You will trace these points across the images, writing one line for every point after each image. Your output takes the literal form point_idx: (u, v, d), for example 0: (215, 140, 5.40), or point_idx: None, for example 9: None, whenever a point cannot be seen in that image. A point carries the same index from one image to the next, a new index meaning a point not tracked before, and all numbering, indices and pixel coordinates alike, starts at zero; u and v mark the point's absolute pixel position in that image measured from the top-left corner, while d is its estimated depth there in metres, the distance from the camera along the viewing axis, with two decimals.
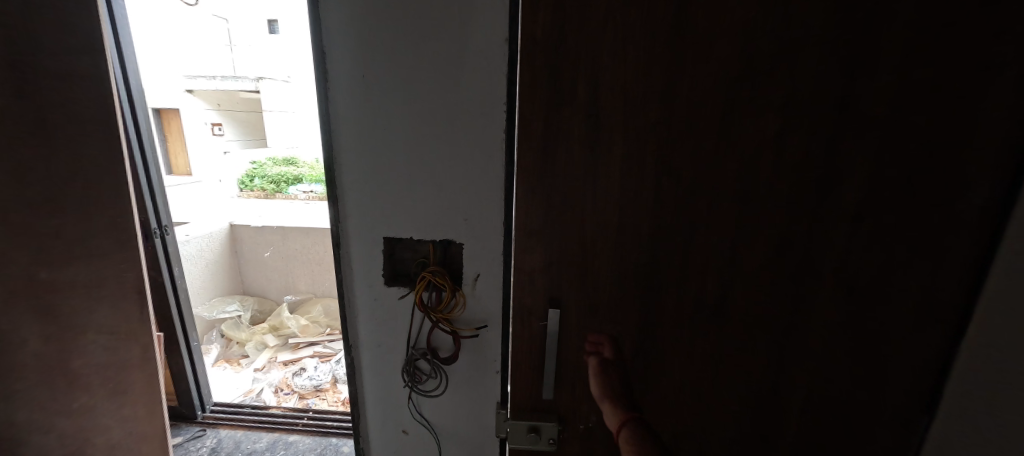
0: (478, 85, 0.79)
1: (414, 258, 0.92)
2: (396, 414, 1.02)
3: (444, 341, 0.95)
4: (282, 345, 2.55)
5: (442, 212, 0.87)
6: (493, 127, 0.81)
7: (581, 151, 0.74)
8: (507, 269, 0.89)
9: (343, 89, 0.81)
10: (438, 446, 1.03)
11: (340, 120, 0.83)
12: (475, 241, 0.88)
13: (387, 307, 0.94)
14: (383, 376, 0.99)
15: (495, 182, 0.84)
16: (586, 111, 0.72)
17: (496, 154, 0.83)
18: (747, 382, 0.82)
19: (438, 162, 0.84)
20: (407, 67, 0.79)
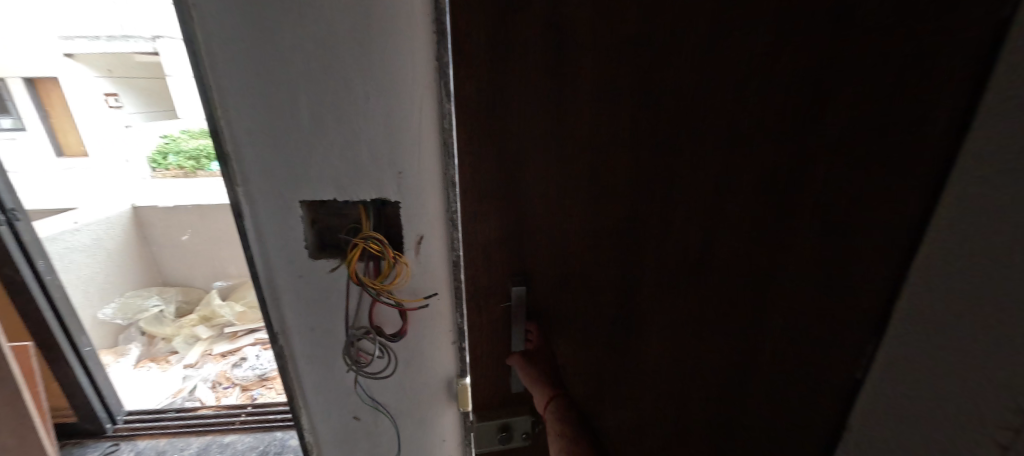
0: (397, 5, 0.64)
1: (344, 224, 0.78)
2: (345, 400, 0.90)
3: (389, 316, 0.83)
4: (217, 335, 2.34)
5: (371, 168, 0.73)
6: (421, 56, 0.66)
7: (542, 80, 0.59)
8: (455, 228, 0.77)
9: (220, 16, 0.62)
10: (397, 429, 0.94)
11: (216, 53, 0.64)
12: (412, 198, 0.75)
13: (317, 286, 0.80)
14: (322, 363, 0.86)
15: (431, 124, 0.70)
16: (544, 25, 0.57)
17: (429, 89, 0.68)
18: (734, 350, 0.75)
19: (357, 101, 0.68)
20: None
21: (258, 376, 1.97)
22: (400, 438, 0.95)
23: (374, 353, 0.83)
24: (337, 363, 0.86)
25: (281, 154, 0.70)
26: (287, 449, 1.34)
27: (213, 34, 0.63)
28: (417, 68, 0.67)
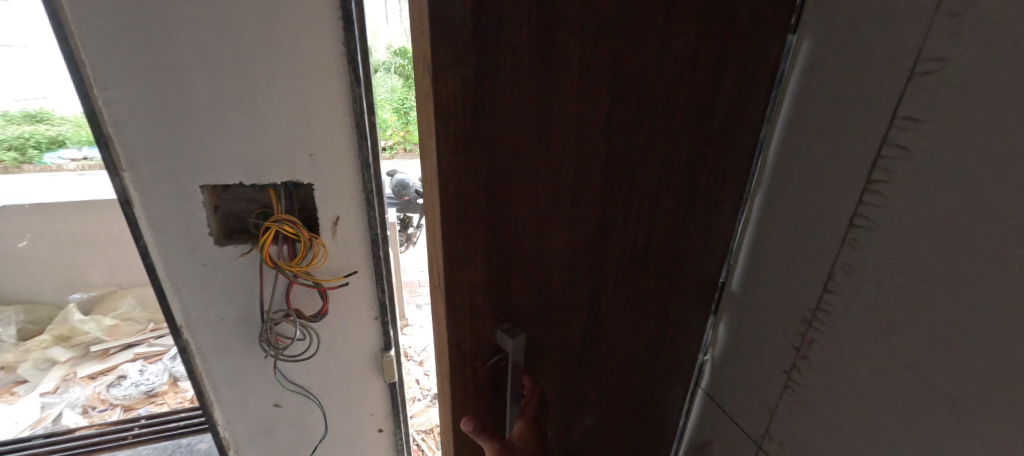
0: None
1: (252, 208, 0.77)
2: (263, 388, 0.89)
3: (308, 298, 0.83)
4: (80, 356, 2.00)
5: (280, 152, 0.72)
6: (328, 41, 0.68)
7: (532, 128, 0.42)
8: (371, 208, 0.80)
9: None
10: (323, 409, 0.96)
11: (91, 28, 0.59)
12: (326, 181, 0.76)
13: (226, 273, 0.77)
14: (234, 353, 0.84)
15: (342, 108, 0.72)
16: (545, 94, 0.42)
17: (338, 74, 0.70)
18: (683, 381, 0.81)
19: (260, 84, 0.67)
20: None
21: (145, 392, 1.78)
22: (326, 418, 0.96)
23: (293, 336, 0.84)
24: (252, 350, 0.85)
25: (175, 139, 0.67)
26: None
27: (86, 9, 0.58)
28: (324, 53, 0.68)
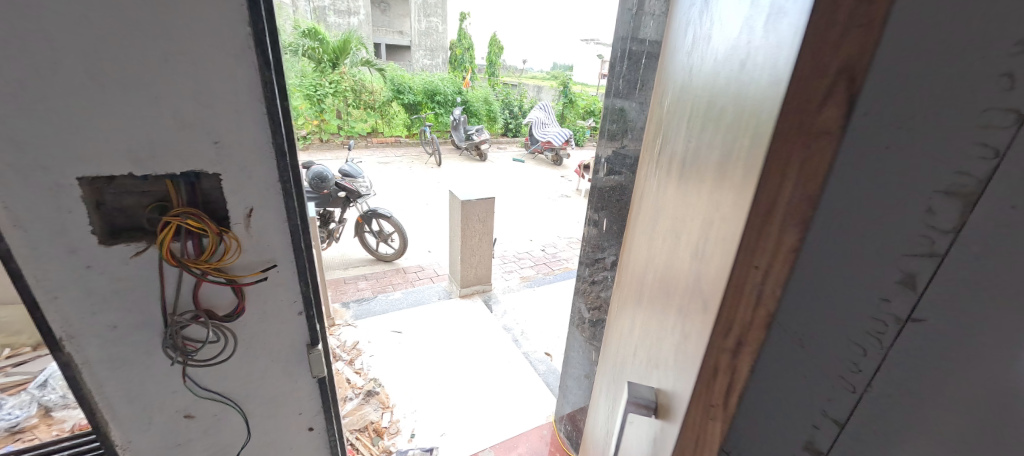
0: None
1: (146, 202, 0.69)
2: (169, 400, 0.82)
3: (220, 297, 0.78)
4: None
5: (178, 138, 0.67)
6: (231, 20, 0.63)
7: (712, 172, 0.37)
8: (289, 199, 0.76)
9: None
10: (244, 415, 0.91)
11: None
12: (236, 170, 0.71)
13: (116, 276, 0.70)
14: (132, 363, 0.76)
15: (250, 93, 0.67)
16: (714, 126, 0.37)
17: (244, 57, 0.65)
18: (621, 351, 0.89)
19: (151, 64, 0.61)
20: None
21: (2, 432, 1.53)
22: (248, 423, 0.92)
23: (204, 339, 0.78)
24: (152, 361, 0.77)
25: (40, 122, 0.59)
26: None
27: None
28: (227, 36, 0.63)
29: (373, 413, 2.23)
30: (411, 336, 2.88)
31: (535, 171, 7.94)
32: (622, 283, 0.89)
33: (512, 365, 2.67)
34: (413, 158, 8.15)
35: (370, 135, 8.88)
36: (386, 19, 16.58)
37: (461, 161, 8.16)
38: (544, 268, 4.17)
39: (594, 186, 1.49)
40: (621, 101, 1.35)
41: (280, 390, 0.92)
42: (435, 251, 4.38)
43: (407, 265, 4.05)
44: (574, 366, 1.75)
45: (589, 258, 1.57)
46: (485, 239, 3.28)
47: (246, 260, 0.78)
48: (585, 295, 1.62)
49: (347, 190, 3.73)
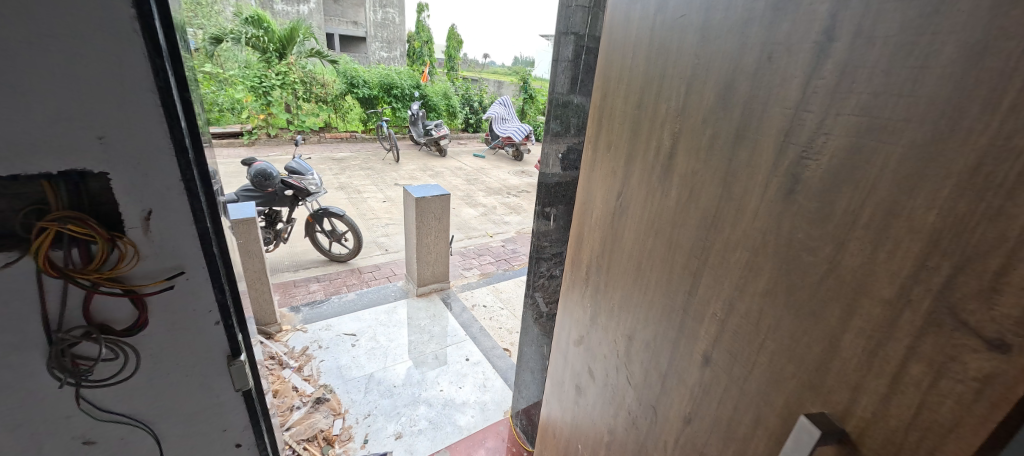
0: None
1: (17, 206, 0.62)
2: (62, 424, 0.77)
3: (117, 310, 0.72)
4: None
5: (52, 132, 0.59)
6: (110, 1, 0.56)
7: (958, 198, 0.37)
8: (195, 199, 0.70)
9: None
10: (154, 435, 0.86)
11: None
12: (127, 168, 0.64)
13: None
14: (15, 383, 0.70)
15: (139, 83, 0.61)
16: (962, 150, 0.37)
17: (129, 43, 0.59)
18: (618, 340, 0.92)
19: (13, 50, 0.54)
20: None
21: None
22: (159, 444, 0.87)
23: (100, 355, 0.73)
24: (39, 381, 0.72)
25: None
26: None
27: None
28: (101, 19, 0.57)
29: (323, 421, 2.14)
30: (366, 339, 2.78)
31: (496, 166, 7.91)
32: (618, 284, 0.91)
33: (470, 363, 2.65)
34: (369, 153, 7.88)
35: (323, 130, 8.50)
36: (338, 9, 15.89)
37: (420, 157, 7.99)
38: (504, 264, 4.16)
39: (542, 182, 1.48)
40: (579, 96, 1.30)
41: (194, 406, 0.87)
42: (393, 250, 4.26)
43: (363, 265, 3.91)
44: (527, 362, 1.76)
45: (543, 253, 1.55)
46: (442, 237, 3.23)
47: (147, 268, 0.71)
48: (543, 290, 1.59)
49: (294, 188, 3.55)
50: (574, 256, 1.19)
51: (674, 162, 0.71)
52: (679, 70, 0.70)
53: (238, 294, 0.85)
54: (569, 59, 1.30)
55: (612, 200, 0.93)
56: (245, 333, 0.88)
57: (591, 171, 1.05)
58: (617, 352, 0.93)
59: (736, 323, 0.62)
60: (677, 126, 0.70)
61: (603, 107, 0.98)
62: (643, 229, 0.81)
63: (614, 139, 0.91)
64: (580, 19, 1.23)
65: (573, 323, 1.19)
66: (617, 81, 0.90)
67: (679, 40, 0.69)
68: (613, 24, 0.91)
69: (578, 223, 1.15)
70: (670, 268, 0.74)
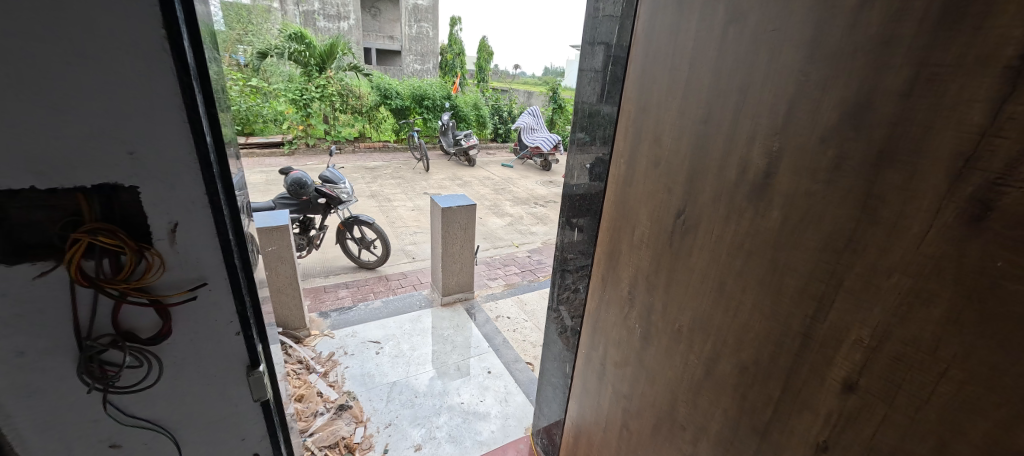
0: None
1: (55, 218, 0.65)
2: (88, 428, 0.80)
3: (142, 319, 0.74)
4: None
5: (81, 149, 0.62)
6: (141, 21, 0.59)
7: None
8: (217, 212, 0.73)
9: None
10: (175, 441, 0.88)
11: None
12: (153, 185, 0.67)
13: (20, 298, 0.66)
14: (48, 388, 0.74)
15: (166, 100, 0.63)
16: None
17: (157, 61, 0.61)
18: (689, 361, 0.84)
19: (50, 73, 0.58)
20: None
21: None
22: (179, 449, 0.89)
23: (124, 363, 0.76)
24: (70, 386, 0.75)
25: None
26: None
27: None
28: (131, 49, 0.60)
29: (345, 428, 2.16)
30: (390, 347, 2.81)
31: (524, 176, 7.91)
32: (687, 307, 0.83)
33: (492, 376, 2.62)
34: (400, 163, 8.07)
35: (358, 140, 8.79)
36: (376, 24, 16.51)
37: (449, 166, 8.11)
38: (529, 275, 4.12)
39: (567, 193, 1.45)
40: (606, 105, 1.20)
41: (211, 415, 0.89)
42: (420, 258, 4.31)
43: (390, 273, 3.97)
44: (549, 378, 1.71)
45: (568, 264, 1.49)
46: (467, 247, 3.23)
47: (170, 281, 0.73)
48: (568, 304, 1.52)
49: (327, 197, 3.64)
50: (608, 272, 1.14)
51: (773, 181, 0.64)
52: (768, 85, 0.63)
53: (258, 306, 0.87)
54: (600, 70, 1.23)
55: (669, 216, 0.85)
56: (261, 345, 0.89)
57: (627, 186, 1.01)
58: (688, 379, 0.84)
59: (891, 355, 0.53)
60: (777, 142, 0.63)
61: (641, 120, 0.94)
62: (724, 250, 0.73)
63: (666, 152, 0.85)
64: (608, 28, 1.17)
65: (614, 340, 1.13)
66: (666, 94, 0.84)
67: (763, 53, 0.63)
68: (656, 36, 0.86)
69: (613, 237, 1.10)
70: (777, 294, 0.65)
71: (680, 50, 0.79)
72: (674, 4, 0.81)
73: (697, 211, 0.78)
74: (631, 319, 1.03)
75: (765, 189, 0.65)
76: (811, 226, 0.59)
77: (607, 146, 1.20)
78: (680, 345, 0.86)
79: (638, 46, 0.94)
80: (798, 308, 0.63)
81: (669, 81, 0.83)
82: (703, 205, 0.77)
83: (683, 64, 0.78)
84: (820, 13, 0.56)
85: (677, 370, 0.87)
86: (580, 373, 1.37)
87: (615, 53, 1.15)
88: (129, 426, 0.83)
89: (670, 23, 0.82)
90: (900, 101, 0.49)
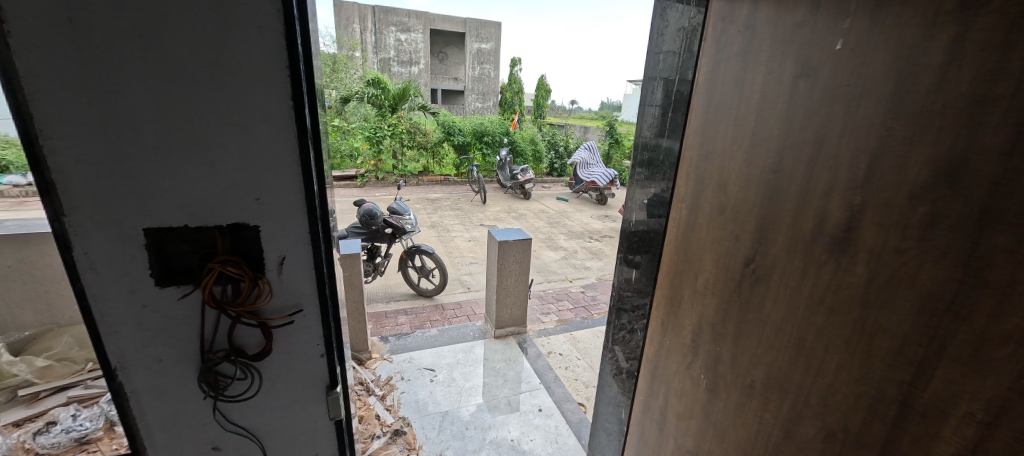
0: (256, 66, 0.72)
1: (196, 250, 0.79)
2: (199, 430, 0.93)
3: (250, 337, 0.87)
4: (6, 401, 2.01)
5: (223, 195, 0.77)
6: (276, 95, 0.74)
7: None
8: (316, 248, 0.85)
9: (51, 75, 0.64)
10: (262, 450, 0.99)
11: (49, 109, 0.66)
12: (273, 225, 0.81)
13: (166, 313, 0.81)
14: (174, 392, 0.88)
15: (287, 155, 0.78)
16: None
17: (284, 126, 0.76)
18: (765, 419, 0.80)
19: (214, 138, 0.73)
20: (152, 48, 0.67)
21: (71, 442, 1.88)
22: None
23: (234, 375, 0.88)
24: (190, 391, 0.88)
25: (120, 194, 0.72)
26: None
27: (44, 93, 0.65)
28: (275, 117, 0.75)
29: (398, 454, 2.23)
30: (443, 375, 2.88)
31: (579, 210, 7.93)
32: (762, 361, 0.80)
33: (543, 414, 2.58)
34: (460, 195, 8.45)
35: (421, 174, 9.36)
36: (443, 67, 17.79)
37: (506, 199, 8.33)
38: (583, 312, 4.06)
39: (626, 229, 1.46)
40: (667, 141, 1.22)
41: (296, 428, 1.00)
42: (474, 288, 4.43)
43: (446, 302, 4.11)
44: (603, 422, 1.66)
45: (625, 303, 1.48)
46: (521, 279, 3.28)
47: (274, 306, 0.86)
48: (624, 344, 1.50)
49: (393, 227, 3.89)
50: (669, 316, 1.13)
51: (856, 236, 0.62)
52: (845, 140, 0.63)
53: (340, 331, 0.99)
54: (661, 107, 1.25)
55: (738, 264, 0.85)
56: (340, 366, 1.00)
57: (689, 232, 1.02)
58: (765, 440, 0.80)
59: (1013, 432, 0.49)
60: (858, 196, 0.62)
61: (705, 168, 0.95)
62: (802, 303, 0.71)
63: (732, 201, 0.85)
64: (670, 63, 1.20)
65: (674, 387, 1.11)
66: (731, 143, 0.86)
67: (837, 108, 0.64)
68: (719, 87, 0.89)
69: (675, 280, 1.10)
70: (866, 355, 0.62)
71: (746, 101, 0.81)
72: (739, 58, 0.83)
73: (770, 262, 0.77)
74: (694, 367, 1.01)
75: (848, 243, 0.63)
76: (902, 286, 0.57)
77: (669, 183, 1.20)
78: (755, 402, 0.83)
79: (699, 95, 0.97)
80: (890, 373, 0.59)
81: (734, 131, 0.85)
82: (775, 255, 0.76)
83: (750, 116, 0.80)
84: (903, 73, 0.56)
85: (751, 428, 0.84)
86: (637, 419, 1.34)
87: (678, 86, 1.17)
88: (230, 432, 0.95)
89: (735, 75, 0.85)
90: (1002, 163, 0.48)
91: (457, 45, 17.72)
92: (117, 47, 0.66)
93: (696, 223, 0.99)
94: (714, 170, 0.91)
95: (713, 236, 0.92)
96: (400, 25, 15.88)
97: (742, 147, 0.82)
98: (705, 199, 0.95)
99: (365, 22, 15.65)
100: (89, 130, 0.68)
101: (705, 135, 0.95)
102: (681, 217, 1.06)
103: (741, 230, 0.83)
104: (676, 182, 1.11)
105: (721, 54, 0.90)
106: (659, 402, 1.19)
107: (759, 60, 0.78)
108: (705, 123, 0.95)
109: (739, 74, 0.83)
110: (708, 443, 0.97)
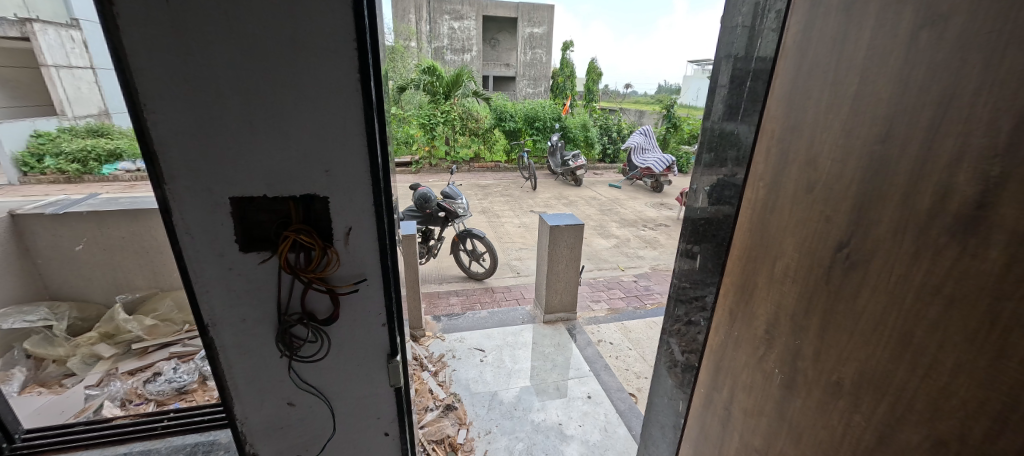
0: (326, 40, 0.74)
1: (274, 219, 0.84)
2: (278, 387, 1.01)
3: (320, 303, 0.93)
4: (123, 353, 2.42)
5: (296, 168, 0.81)
6: (345, 68, 0.76)
7: None
8: (381, 221, 0.89)
9: (149, 56, 0.70)
10: (331, 409, 1.07)
11: (149, 88, 0.72)
12: (342, 197, 0.85)
13: (247, 276, 0.88)
14: (257, 351, 0.96)
15: (356, 128, 0.80)
16: None
17: (354, 99, 0.79)
18: (851, 422, 0.72)
19: (290, 113, 0.77)
20: (230, 28, 0.70)
21: (171, 390, 2.18)
22: (333, 416, 1.08)
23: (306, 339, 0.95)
24: (270, 352, 0.96)
25: (208, 167, 0.79)
26: (215, 447, 1.70)
27: (144, 73, 0.71)
28: (344, 90, 0.77)
29: (450, 427, 2.31)
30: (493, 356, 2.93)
31: (632, 197, 7.65)
32: (853, 357, 0.71)
33: (591, 401, 2.55)
34: (509, 182, 8.46)
35: (473, 161, 9.49)
36: (495, 53, 17.76)
37: (556, 187, 8.22)
38: (635, 301, 3.94)
39: (688, 217, 1.37)
40: (740, 119, 1.12)
41: (358, 391, 1.07)
42: (524, 274, 4.43)
43: (496, 286, 4.15)
44: (657, 415, 1.61)
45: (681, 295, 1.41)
46: (572, 266, 3.24)
47: (340, 276, 0.91)
48: (680, 336, 1.43)
49: (446, 211, 3.96)
50: (740, 306, 1.05)
51: (988, 215, 0.53)
52: (983, 99, 0.54)
53: (401, 303, 1.03)
54: (732, 84, 1.15)
55: (825, 248, 0.76)
56: (399, 337, 1.04)
57: (768, 213, 0.93)
58: (852, 444, 0.72)
59: None
60: (997, 166, 0.52)
61: (790, 141, 0.86)
62: (909, 294, 0.62)
63: (823, 177, 0.75)
64: (746, 31, 1.09)
65: (740, 382, 1.04)
66: (822, 113, 0.76)
67: (975, 59, 0.55)
68: (812, 47, 0.80)
69: (748, 267, 1.01)
70: (999, 352, 0.53)
71: (845, 62, 0.71)
72: (839, 11, 0.73)
73: (867, 247, 0.68)
74: (767, 361, 0.94)
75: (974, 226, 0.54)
76: None
77: (740, 167, 1.10)
78: (842, 403, 0.74)
79: (788, 59, 0.87)
80: None
81: (826, 99, 0.75)
82: (873, 241, 0.67)
83: (849, 81, 0.70)
84: None
85: (834, 430, 0.76)
86: (697, 413, 1.28)
87: (756, 54, 1.06)
88: (301, 391, 1.03)
89: (832, 33, 0.74)
90: None
91: (510, 31, 17.55)
92: (202, 27, 0.70)
93: (776, 204, 0.90)
94: (799, 144, 0.83)
95: (795, 217, 0.84)
96: (453, 12, 15.97)
97: (836, 116, 0.72)
98: (787, 176, 0.87)
99: (420, 11, 15.92)
100: (183, 106, 0.74)
101: (792, 105, 0.85)
102: (757, 196, 0.98)
103: (829, 212, 0.75)
104: (753, 160, 1.02)
105: (817, 10, 0.79)
106: (723, 396, 1.12)
107: (865, 14, 0.68)
108: (791, 92, 0.85)
109: (836, 31, 0.73)
110: (779, 442, 0.91)
